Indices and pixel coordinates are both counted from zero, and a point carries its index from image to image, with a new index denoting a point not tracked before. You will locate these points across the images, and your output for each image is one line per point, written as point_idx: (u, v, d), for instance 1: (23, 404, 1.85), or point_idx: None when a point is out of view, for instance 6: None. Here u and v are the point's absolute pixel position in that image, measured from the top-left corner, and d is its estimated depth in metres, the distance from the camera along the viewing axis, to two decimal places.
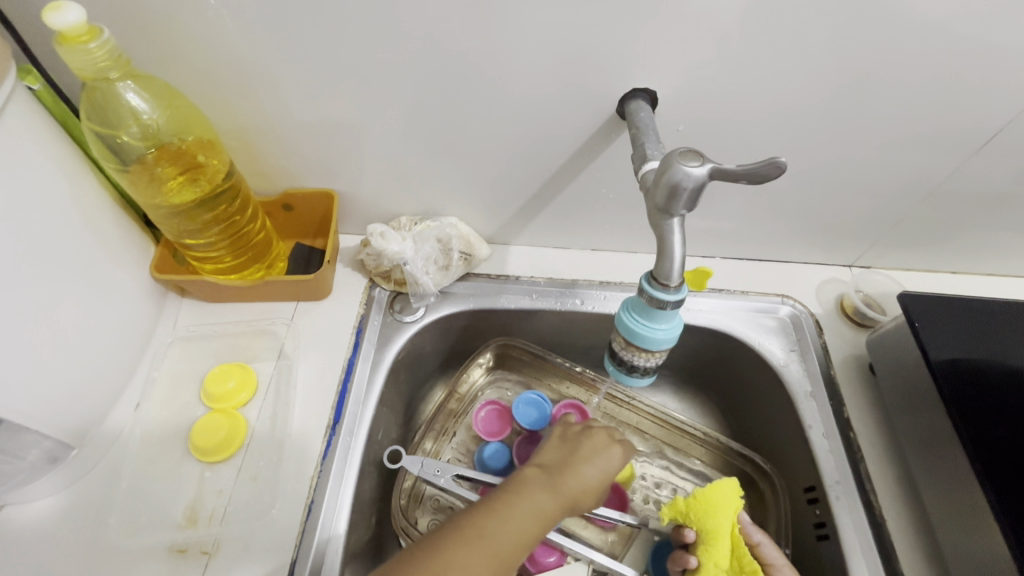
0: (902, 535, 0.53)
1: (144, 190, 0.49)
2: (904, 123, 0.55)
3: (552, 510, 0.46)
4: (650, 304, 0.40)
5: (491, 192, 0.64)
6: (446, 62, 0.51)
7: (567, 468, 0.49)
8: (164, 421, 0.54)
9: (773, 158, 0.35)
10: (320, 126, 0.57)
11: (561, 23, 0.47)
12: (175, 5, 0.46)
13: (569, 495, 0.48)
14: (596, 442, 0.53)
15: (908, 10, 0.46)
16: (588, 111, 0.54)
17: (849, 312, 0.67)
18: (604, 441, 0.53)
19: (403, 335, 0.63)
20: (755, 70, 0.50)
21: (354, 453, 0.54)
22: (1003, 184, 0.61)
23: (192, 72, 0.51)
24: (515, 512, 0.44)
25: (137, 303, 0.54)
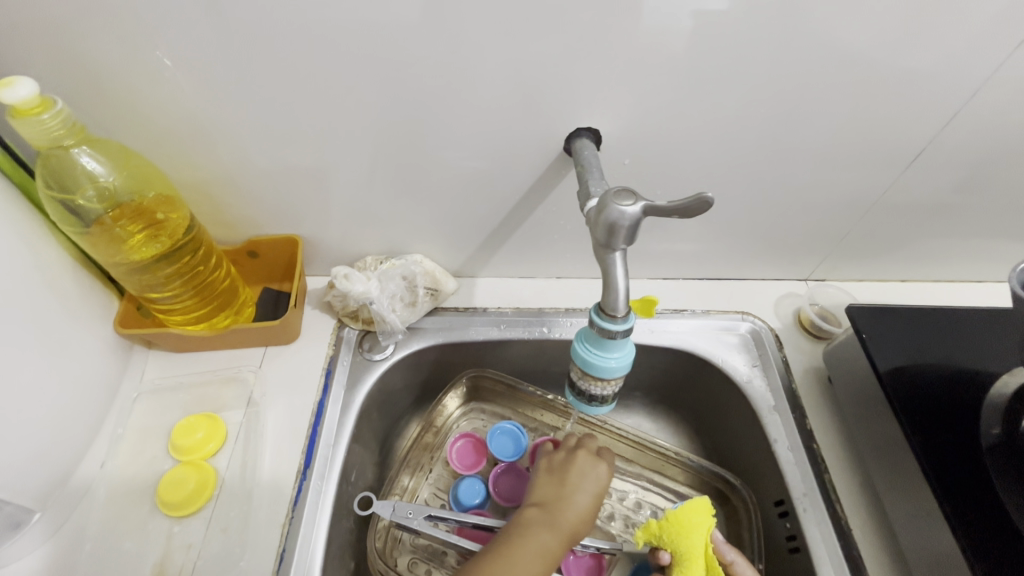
0: (868, 542, 0.54)
1: (104, 249, 0.50)
2: (836, 145, 0.58)
3: (556, 549, 0.49)
4: (601, 335, 0.42)
5: (453, 229, 0.66)
6: (400, 110, 0.53)
7: (562, 503, 0.52)
8: (131, 477, 0.53)
9: (699, 194, 0.37)
10: (280, 174, 0.58)
11: (505, 70, 0.50)
12: (131, 69, 0.48)
13: (569, 527, 0.51)
14: (583, 466, 0.55)
15: (824, 46, 0.50)
16: (539, 148, 0.57)
17: (807, 325, 0.69)
18: (589, 463, 0.56)
19: (373, 374, 0.64)
20: (692, 104, 0.54)
21: (326, 497, 0.54)
22: (934, 196, 0.64)
23: (151, 131, 0.52)
24: (522, 561, 0.46)
25: (101, 358, 0.54)
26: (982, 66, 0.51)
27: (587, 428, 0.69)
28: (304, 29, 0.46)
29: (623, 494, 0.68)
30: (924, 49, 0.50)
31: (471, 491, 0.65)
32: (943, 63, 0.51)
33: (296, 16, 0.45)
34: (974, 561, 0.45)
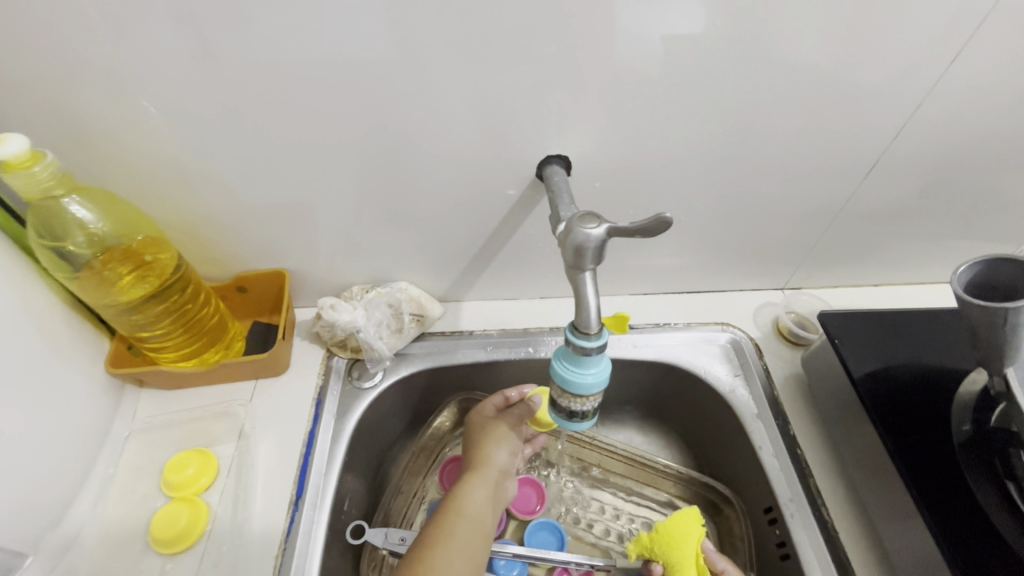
0: (855, 545, 0.55)
1: (94, 291, 0.51)
2: (797, 159, 0.61)
3: (479, 529, 0.55)
4: (576, 352, 0.44)
5: (436, 256, 0.68)
6: (378, 145, 0.55)
7: (476, 487, 0.58)
8: (123, 517, 0.54)
9: (659, 213, 0.39)
10: (264, 211, 0.60)
11: (476, 103, 0.53)
12: (120, 120, 0.50)
13: (485, 508, 0.57)
14: (488, 449, 0.61)
15: (776, 68, 0.52)
16: (514, 175, 0.59)
17: (785, 332, 0.71)
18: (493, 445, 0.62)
19: (362, 402, 0.64)
20: (655, 127, 0.56)
21: (319, 527, 0.55)
22: (895, 203, 0.67)
23: (140, 174, 0.54)
24: (450, 545, 0.52)
25: (93, 399, 0.55)
26: (923, 81, 0.54)
27: (577, 446, 0.71)
28: (283, 74, 0.49)
29: (616, 509, 0.68)
30: (869, 67, 0.53)
31: None
32: (887, 79, 0.54)
33: (274, 62, 0.48)
34: (945, 552, 0.47)
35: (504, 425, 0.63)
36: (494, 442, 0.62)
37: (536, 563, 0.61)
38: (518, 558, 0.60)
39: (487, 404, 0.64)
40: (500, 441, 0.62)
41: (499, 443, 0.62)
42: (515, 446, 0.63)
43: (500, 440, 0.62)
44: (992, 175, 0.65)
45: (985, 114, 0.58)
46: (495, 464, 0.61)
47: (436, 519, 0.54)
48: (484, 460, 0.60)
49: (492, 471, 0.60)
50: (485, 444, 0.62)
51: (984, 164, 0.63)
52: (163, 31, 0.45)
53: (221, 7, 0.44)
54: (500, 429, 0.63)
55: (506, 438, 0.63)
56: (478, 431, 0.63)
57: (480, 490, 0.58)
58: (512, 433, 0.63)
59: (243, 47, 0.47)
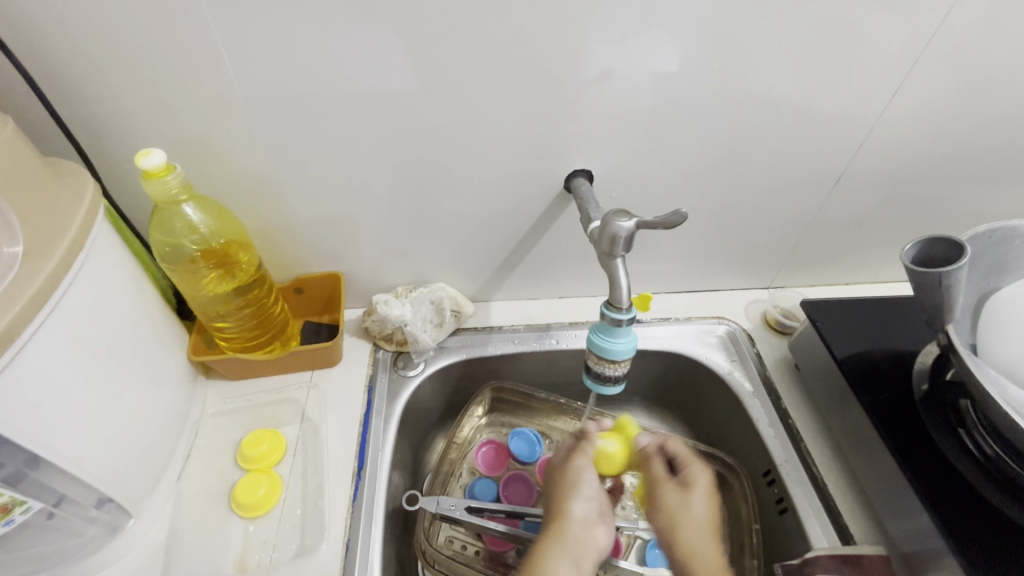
0: (843, 495, 0.64)
1: (191, 284, 0.60)
2: (777, 174, 0.73)
3: None
4: (610, 324, 0.53)
5: (472, 260, 0.78)
6: (430, 161, 0.66)
7: (553, 542, 0.54)
8: (206, 487, 0.61)
9: (677, 209, 0.50)
10: (327, 219, 0.69)
11: (515, 127, 0.64)
12: (219, 139, 0.60)
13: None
14: (564, 504, 0.57)
15: (758, 100, 0.65)
16: (543, 187, 0.70)
17: (773, 323, 0.82)
18: (567, 500, 0.57)
19: (408, 388, 0.72)
20: (661, 147, 0.68)
21: (380, 493, 0.62)
22: (859, 211, 0.80)
23: (228, 187, 0.63)
24: None
25: (177, 384, 0.62)
26: (873, 110, 0.67)
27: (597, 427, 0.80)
28: (359, 102, 0.59)
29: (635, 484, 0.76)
30: (831, 99, 0.66)
31: (485, 490, 0.74)
32: (846, 108, 0.67)
33: (353, 92, 0.58)
34: (914, 488, 0.56)
35: (575, 464, 0.60)
36: (568, 488, 0.58)
37: None
38: None
39: (560, 447, 0.64)
40: (579, 488, 0.58)
41: (575, 491, 0.58)
42: (593, 492, 0.59)
43: (575, 486, 0.59)
44: (936, 188, 0.78)
45: (925, 137, 0.71)
46: (572, 518, 0.56)
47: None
48: (560, 513, 0.56)
49: (571, 526, 0.55)
50: (564, 497, 0.58)
51: (928, 178, 0.76)
52: (267, 67, 0.55)
53: (318, 49, 0.54)
54: (572, 472, 0.59)
55: (582, 484, 0.59)
56: (555, 479, 0.61)
57: (562, 550, 0.53)
58: (584, 476, 0.59)
59: (329, 80, 0.57)
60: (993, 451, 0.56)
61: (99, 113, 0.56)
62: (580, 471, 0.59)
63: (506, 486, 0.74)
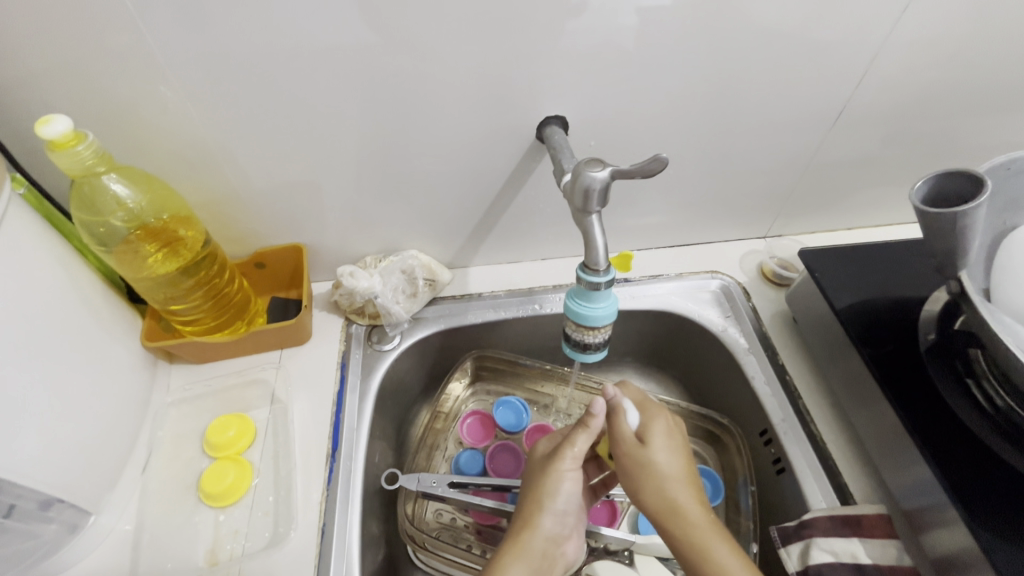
0: (841, 452, 0.61)
1: (131, 265, 0.55)
2: (772, 113, 0.66)
3: None
4: (587, 288, 0.48)
5: (444, 224, 0.72)
6: (386, 117, 0.59)
7: (515, 553, 0.51)
8: (172, 478, 0.58)
9: (656, 154, 0.43)
10: (280, 187, 0.64)
11: (478, 72, 0.56)
12: (143, 103, 0.53)
13: None
14: (534, 510, 0.53)
15: (752, 28, 0.57)
16: (515, 141, 0.63)
17: (770, 276, 0.77)
18: (537, 507, 0.53)
19: (384, 363, 0.69)
20: (642, 87, 0.61)
21: (355, 476, 0.59)
22: (864, 149, 0.73)
23: (162, 157, 0.58)
24: None
25: (132, 373, 0.59)
26: (881, 32, 0.59)
27: (586, 392, 0.76)
28: (296, 50, 0.52)
29: None
30: (835, 23, 0.58)
31: (471, 461, 0.71)
32: (851, 31, 0.59)
33: (288, 39, 0.51)
34: (919, 442, 0.53)
35: (557, 475, 0.54)
36: (543, 497, 0.53)
37: None
38: None
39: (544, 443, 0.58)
40: (552, 498, 0.53)
41: (550, 501, 0.53)
42: (570, 503, 0.54)
43: (552, 495, 0.54)
44: (949, 118, 0.71)
45: (939, 62, 0.63)
46: (541, 532, 0.52)
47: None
48: (529, 525, 0.52)
49: (539, 540, 0.52)
50: (539, 502, 0.53)
51: (939, 109, 0.69)
52: (184, 14, 0.48)
53: None
54: (551, 482, 0.54)
55: (559, 494, 0.54)
56: (530, 485, 0.55)
57: (524, 563, 0.51)
58: (562, 487, 0.54)
59: (259, 26, 0.49)
60: (1005, 403, 0.51)
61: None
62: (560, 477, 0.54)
63: (493, 455, 0.72)
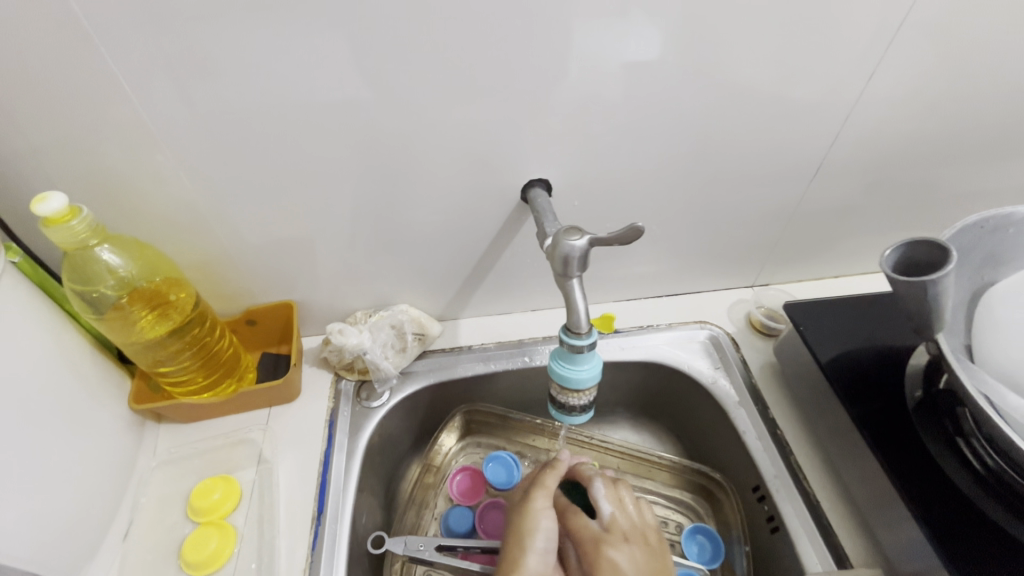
0: (835, 510, 0.60)
1: (119, 331, 0.56)
2: (751, 169, 0.69)
3: None
4: (571, 351, 0.49)
5: (433, 279, 0.73)
6: (375, 179, 0.61)
7: None
8: (153, 545, 0.57)
9: (632, 223, 0.44)
10: (272, 246, 0.65)
11: (462, 137, 0.59)
12: (139, 174, 0.55)
13: None
14: (521, 550, 0.55)
15: (724, 93, 0.60)
16: (502, 200, 0.65)
17: (758, 326, 0.77)
18: (520, 547, 0.55)
19: (372, 420, 0.68)
20: (624, 146, 0.63)
21: (341, 539, 0.58)
22: (843, 200, 0.75)
23: (156, 224, 0.59)
24: None
25: (117, 435, 0.59)
26: (851, 92, 0.62)
27: (576, 445, 0.76)
28: (289, 118, 0.54)
29: None
30: (803, 86, 0.61)
31: (460, 518, 0.70)
32: (823, 91, 0.62)
33: (280, 112, 0.54)
34: (909, 503, 0.52)
35: (534, 508, 0.58)
36: (524, 538, 0.56)
37: None
38: None
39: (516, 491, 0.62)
40: (536, 536, 0.56)
41: (531, 541, 0.55)
42: (551, 542, 0.56)
43: (532, 536, 0.56)
44: (923, 170, 0.73)
45: (907, 119, 0.66)
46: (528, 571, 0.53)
47: None
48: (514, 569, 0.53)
49: None
50: (521, 544, 0.55)
51: (913, 162, 0.72)
52: (180, 92, 0.51)
53: (236, 65, 0.50)
54: (528, 523, 0.57)
55: (539, 534, 0.56)
56: (510, 529, 0.58)
57: None
58: (540, 524, 0.56)
59: (254, 98, 0.52)
60: (995, 462, 0.52)
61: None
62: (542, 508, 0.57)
63: (482, 514, 0.70)
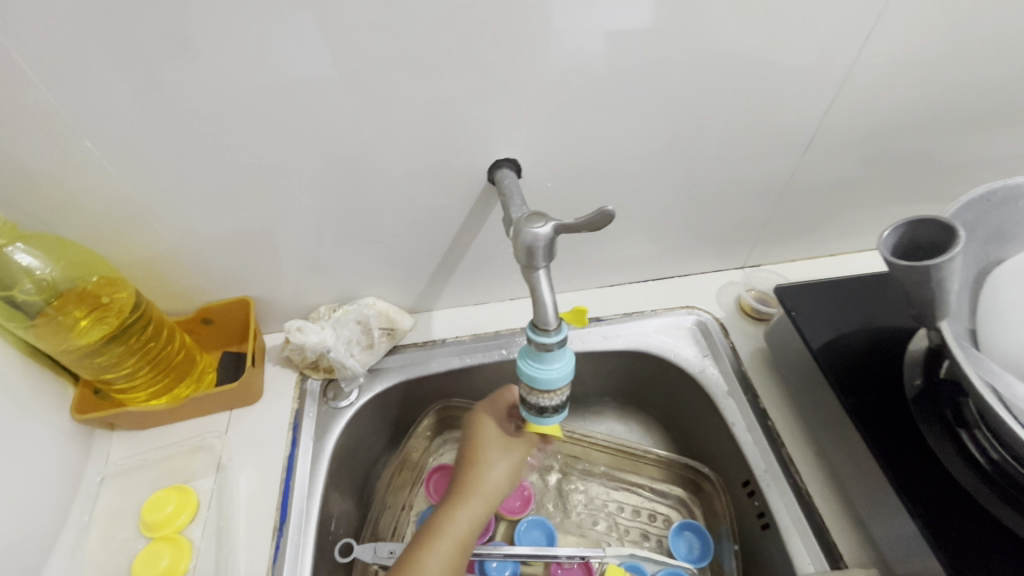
0: (829, 505, 0.56)
1: (52, 338, 0.52)
2: (738, 144, 0.63)
3: (453, 558, 0.49)
4: (538, 348, 0.44)
5: (402, 270, 0.69)
6: (325, 165, 0.56)
7: (459, 506, 0.51)
8: (103, 561, 0.53)
9: (600, 208, 0.39)
10: (220, 241, 0.60)
11: (419, 116, 0.53)
12: (56, 166, 0.50)
13: (458, 541, 0.49)
14: (487, 454, 0.54)
15: (707, 58, 0.54)
16: (469, 183, 0.60)
17: (748, 310, 0.73)
18: (488, 451, 0.54)
19: (340, 421, 0.64)
20: (600, 121, 0.58)
21: (305, 550, 0.55)
22: (838, 174, 0.70)
23: (84, 219, 0.54)
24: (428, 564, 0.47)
25: (58, 449, 0.54)
26: (847, 56, 0.57)
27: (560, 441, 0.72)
28: (222, 100, 0.48)
29: (601, 499, 0.71)
30: (794, 51, 0.55)
31: None
32: (817, 56, 0.56)
33: (210, 92, 0.48)
34: (904, 499, 0.49)
35: (507, 431, 0.55)
36: (490, 455, 0.54)
37: (530, 560, 0.62)
38: (510, 557, 0.60)
39: (489, 408, 0.57)
40: (505, 463, 0.53)
41: (498, 456, 0.54)
42: (516, 456, 0.54)
43: (500, 450, 0.54)
44: (924, 140, 0.68)
45: (906, 85, 0.61)
46: (487, 480, 0.52)
47: (418, 540, 0.49)
48: (476, 478, 0.52)
49: (484, 490, 0.52)
50: (488, 459, 0.54)
51: (914, 131, 0.66)
52: (94, 69, 0.45)
53: (151, 40, 0.44)
54: (497, 438, 0.55)
55: (508, 451, 0.54)
56: (476, 442, 0.55)
57: (465, 514, 0.51)
58: (512, 446, 0.54)
59: (177, 77, 0.46)
60: (999, 456, 0.47)
61: None
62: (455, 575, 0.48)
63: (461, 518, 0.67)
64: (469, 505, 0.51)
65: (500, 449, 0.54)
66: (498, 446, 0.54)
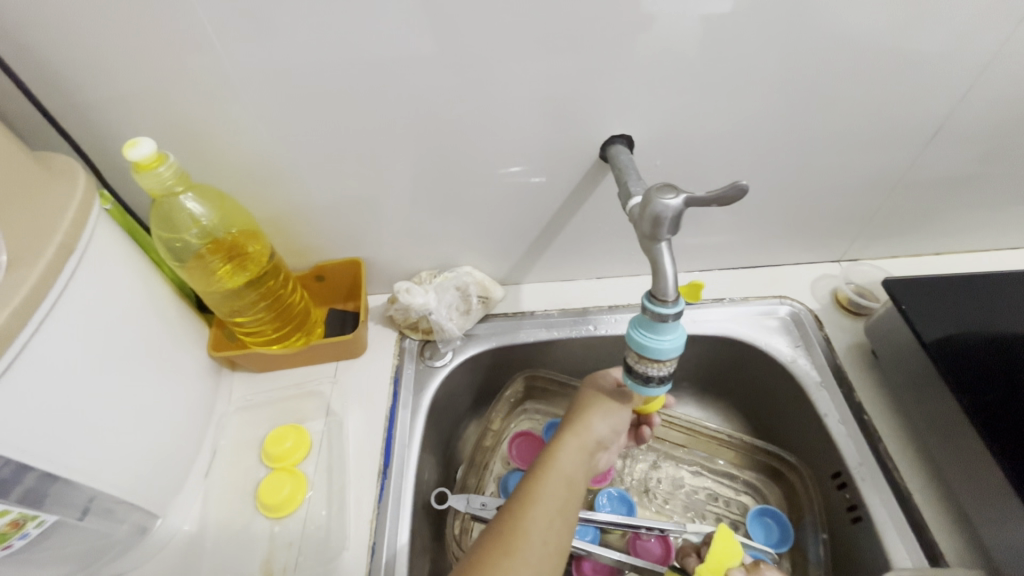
0: (928, 504, 0.55)
1: (200, 280, 0.59)
2: (855, 130, 0.62)
3: (563, 494, 0.49)
4: (654, 319, 0.46)
5: (500, 242, 0.71)
6: (446, 135, 0.58)
7: (563, 447, 0.52)
8: (233, 482, 0.60)
9: (735, 182, 0.40)
10: (340, 203, 0.64)
11: (541, 90, 0.55)
12: (215, 125, 0.55)
13: (565, 477, 0.50)
14: (589, 406, 0.56)
15: (836, 39, 0.53)
16: (578, 158, 0.62)
17: (845, 303, 0.72)
18: (590, 403, 0.56)
19: (436, 379, 0.68)
20: (716, 101, 0.58)
21: (406, 494, 0.59)
22: (960, 167, 0.66)
23: (231, 175, 0.59)
24: (538, 495, 0.49)
25: (197, 381, 0.61)
26: (990, 40, 0.54)
27: None
28: (362, 68, 0.52)
29: (679, 479, 0.71)
30: (932, 33, 0.53)
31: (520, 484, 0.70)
32: (956, 38, 0.53)
33: (354, 60, 0.51)
34: None
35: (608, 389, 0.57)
36: (592, 407, 0.55)
37: (609, 528, 0.64)
38: (591, 522, 0.63)
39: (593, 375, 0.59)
40: (606, 413, 0.55)
41: (599, 407, 0.55)
42: (618, 411, 0.56)
43: (601, 402, 0.56)
44: None
45: None
46: (591, 428, 0.54)
47: (526, 477, 0.51)
48: (580, 425, 0.54)
49: (588, 436, 0.54)
50: (591, 409, 0.55)
51: None
52: (260, 36, 0.49)
53: (305, 10, 0.47)
54: (599, 393, 0.57)
55: (609, 403, 0.56)
56: (579, 397, 0.57)
57: (570, 455, 0.52)
58: (612, 399, 0.56)
59: (327, 45, 0.50)
60: None
61: (90, 101, 0.52)
62: (564, 509, 0.49)
63: None
64: (573, 446, 0.53)
65: (600, 402, 0.56)
66: (595, 397, 0.56)
